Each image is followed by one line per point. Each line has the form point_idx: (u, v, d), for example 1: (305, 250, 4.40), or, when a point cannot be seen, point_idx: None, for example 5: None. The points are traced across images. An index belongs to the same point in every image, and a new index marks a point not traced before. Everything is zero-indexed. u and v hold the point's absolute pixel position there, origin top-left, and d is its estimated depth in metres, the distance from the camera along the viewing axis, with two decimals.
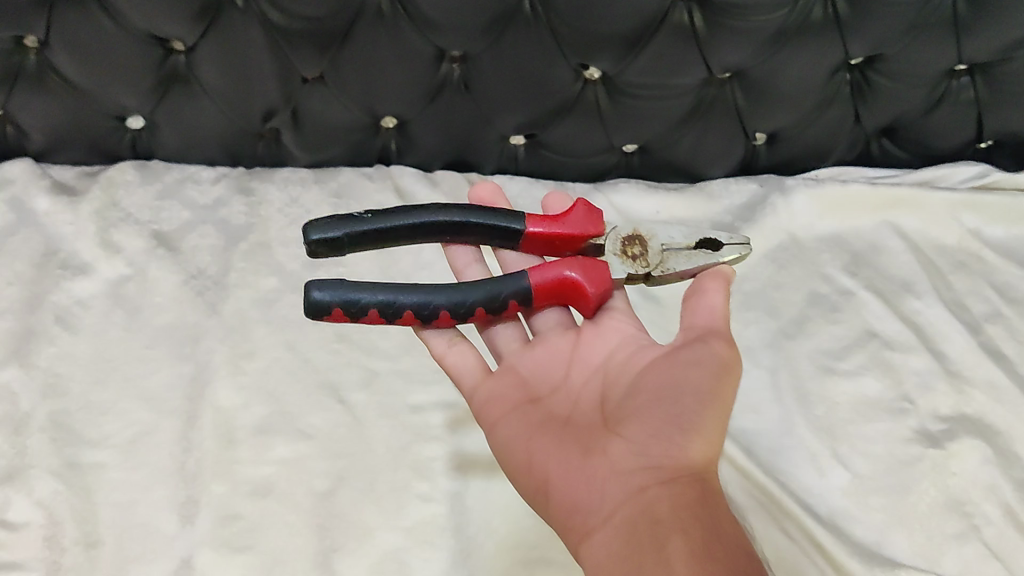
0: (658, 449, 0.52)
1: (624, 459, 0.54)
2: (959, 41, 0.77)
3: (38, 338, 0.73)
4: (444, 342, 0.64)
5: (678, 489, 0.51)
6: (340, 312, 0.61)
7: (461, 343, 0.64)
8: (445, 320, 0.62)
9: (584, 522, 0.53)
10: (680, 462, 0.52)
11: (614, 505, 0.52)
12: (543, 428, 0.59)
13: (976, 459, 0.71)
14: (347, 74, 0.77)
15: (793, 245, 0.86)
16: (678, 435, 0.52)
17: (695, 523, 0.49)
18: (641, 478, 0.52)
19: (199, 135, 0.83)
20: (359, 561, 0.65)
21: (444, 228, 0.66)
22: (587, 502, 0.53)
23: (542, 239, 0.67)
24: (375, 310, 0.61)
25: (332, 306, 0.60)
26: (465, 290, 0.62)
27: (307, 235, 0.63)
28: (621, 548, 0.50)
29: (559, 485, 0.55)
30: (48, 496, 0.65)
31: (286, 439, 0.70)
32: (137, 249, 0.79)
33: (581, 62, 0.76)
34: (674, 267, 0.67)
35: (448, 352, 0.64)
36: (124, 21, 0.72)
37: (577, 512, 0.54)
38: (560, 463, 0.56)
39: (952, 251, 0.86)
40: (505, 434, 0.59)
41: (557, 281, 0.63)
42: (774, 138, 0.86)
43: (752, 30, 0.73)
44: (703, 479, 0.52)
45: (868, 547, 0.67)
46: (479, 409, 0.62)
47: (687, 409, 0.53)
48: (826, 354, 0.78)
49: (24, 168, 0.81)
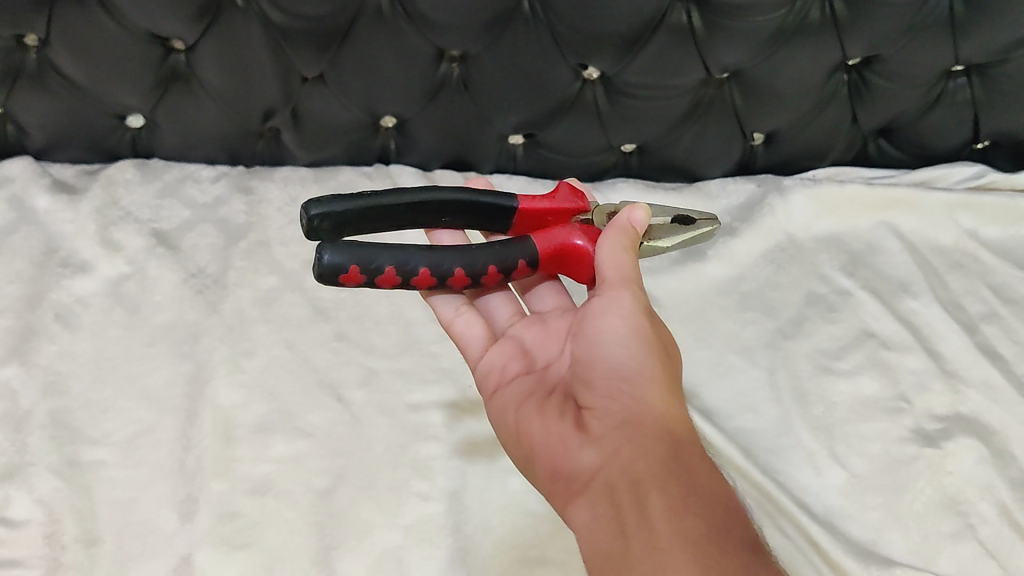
0: (624, 406, 0.53)
1: (597, 421, 0.53)
2: (956, 42, 0.77)
3: (38, 336, 0.73)
4: (452, 309, 0.66)
5: (651, 444, 0.50)
6: (355, 270, 0.57)
7: (469, 311, 0.66)
8: (459, 280, 0.60)
9: (567, 488, 0.53)
10: (645, 416, 0.52)
11: (591, 468, 0.52)
12: (528, 397, 0.59)
13: (971, 458, 0.72)
14: (347, 73, 0.77)
15: (790, 245, 0.86)
16: (634, 388, 0.54)
17: (671, 478, 0.49)
18: (612, 437, 0.52)
19: (199, 133, 0.83)
20: (359, 559, 0.65)
21: (446, 206, 0.64)
22: (566, 467, 0.53)
23: (534, 215, 0.66)
24: (391, 268, 0.57)
25: (347, 263, 0.56)
26: (476, 251, 0.61)
27: (310, 210, 0.59)
28: (602, 515, 0.50)
29: (541, 452, 0.55)
30: (48, 493, 0.65)
31: (286, 437, 0.71)
32: (137, 248, 0.79)
33: (579, 62, 0.77)
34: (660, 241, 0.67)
35: (457, 319, 0.65)
36: (124, 20, 0.72)
37: (558, 477, 0.54)
38: (541, 429, 0.56)
39: (949, 251, 0.86)
40: (497, 405, 0.60)
41: (561, 248, 0.63)
42: (772, 138, 0.87)
43: (749, 30, 0.73)
44: (672, 431, 0.52)
45: (864, 545, 0.68)
46: (478, 379, 0.63)
47: (636, 363, 0.55)
48: (823, 354, 0.79)
49: (24, 166, 0.82)
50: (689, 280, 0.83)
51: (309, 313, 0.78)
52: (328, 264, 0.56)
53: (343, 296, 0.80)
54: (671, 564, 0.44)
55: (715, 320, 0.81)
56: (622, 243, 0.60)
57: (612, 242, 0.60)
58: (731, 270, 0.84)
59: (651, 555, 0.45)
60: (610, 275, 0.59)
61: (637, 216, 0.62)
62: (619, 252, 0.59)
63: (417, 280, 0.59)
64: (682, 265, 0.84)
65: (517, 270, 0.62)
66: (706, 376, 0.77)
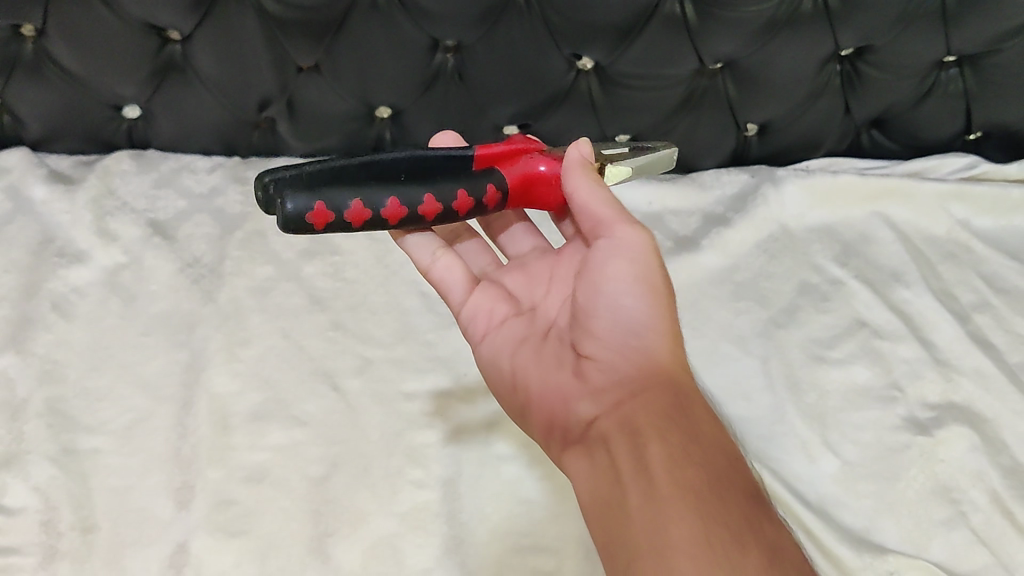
0: (626, 357, 0.54)
1: (596, 372, 0.55)
2: (947, 33, 0.78)
3: (35, 325, 0.74)
4: (430, 253, 0.63)
5: (651, 393, 0.52)
6: (320, 208, 0.51)
7: (447, 254, 0.64)
8: (431, 209, 0.55)
9: (563, 437, 0.56)
10: (647, 368, 0.54)
11: (589, 419, 0.54)
12: (523, 346, 0.60)
13: (963, 446, 0.72)
14: (342, 64, 0.78)
15: (784, 235, 0.87)
16: (640, 341, 0.55)
17: (672, 429, 0.50)
18: (612, 389, 0.54)
19: (194, 124, 0.83)
20: (354, 546, 0.65)
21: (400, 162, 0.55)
22: (564, 416, 0.56)
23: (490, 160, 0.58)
24: (357, 202, 0.52)
25: (313, 200, 0.50)
26: (443, 176, 0.55)
27: (261, 176, 0.51)
28: (599, 461, 0.51)
29: (539, 401, 0.57)
30: (44, 481, 0.65)
31: (281, 425, 0.71)
32: (134, 238, 0.80)
33: (573, 52, 0.77)
34: (625, 162, 0.64)
35: (435, 262, 0.63)
36: (120, 10, 0.72)
37: (555, 425, 0.56)
38: (539, 379, 0.58)
39: (941, 242, 0.87)
40: (489, 353, 0.61)
41: (531, 176, 0.60)
42: (766, 128, 0.87)
43: (742, 20, 0.74)
44: (676, 380, 0.53)
45: (856, 532, 0.68)
46: (466, 324, 0.63)
47: (642, 316, 0.55)
48: (816, 342, 0.79)
49: (21, 157, 0.82)
50: (683, 269, 0.83)
51: (305, 302, 0.79)
52: (293, 209, 0.50)
53: (338, 286, 0.80)
54: (669, 511, 0.45)
55: (709, 310, 0.81)
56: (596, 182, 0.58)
57: (585, 184, 0.58)
58: (725, 260, 0.85)
59: (650, 504, 0.46)
60: (612, 212, 0.57)
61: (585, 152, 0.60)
62: (602, 193, 0.57)
63: (388, 214, 0.53)
64: (675, 255, 0.84)
65: (487, 196, 0.57)
66: (699, 364, 0.77)
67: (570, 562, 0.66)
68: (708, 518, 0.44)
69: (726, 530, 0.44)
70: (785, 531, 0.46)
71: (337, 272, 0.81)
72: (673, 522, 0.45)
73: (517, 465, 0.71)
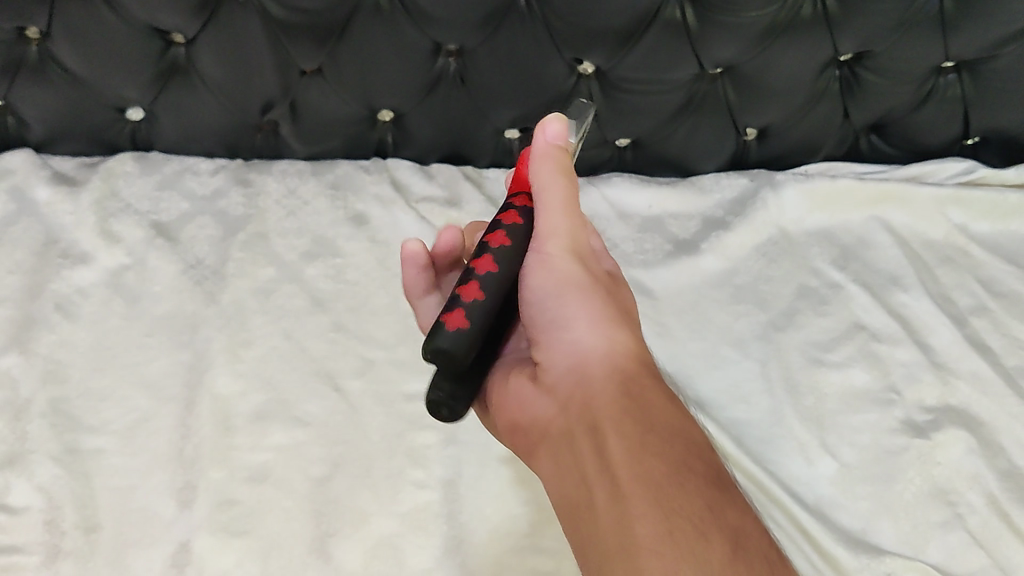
0: (570, 353, 0.54)
1: (548, 373, 0.56)
2: (946, 39, 0.79)
3: (38, 325, 0.74)
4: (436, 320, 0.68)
5: (598, 382, 0.52)
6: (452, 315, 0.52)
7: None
8: (498, 238, 0.57)
9: (529, 441, 0.56)
10: (589, 360, 0.53)
11: (548, 416, 0.54)
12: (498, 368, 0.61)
13: (960, 449, 0.73)
14: (346, 68, 0.78)
15: (783, 239, 0.87)
16: (581, 333, 0.55)
17: (626, 417, 0.49)
18: (564, 386, 0.54)
19: (198, 126, 0.84)
20: (355, 546, 0.66)
21: None
22: (525, 419, 0.56)
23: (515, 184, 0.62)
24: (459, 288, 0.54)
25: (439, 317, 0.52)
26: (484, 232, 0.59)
27: None
28: (563, 464, 0.51)
29: (502, 411, 0.58)
30: (48, 480, 0.66)
31: (284, 425, 0.71)
32: (137, 239, 0.80)
33: (575, 57, 0.78)
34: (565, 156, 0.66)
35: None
36: (125, 13, 0.73)
37: (520, 433, 0.56)
38: (503, 391, 0.58)
39: (939, 246, 0.88)
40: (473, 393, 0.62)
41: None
42: (765, 133, 0.88)
43: (742, 25, 0.75)
44: (622, 368, 0.53)
45: (854, 534, 0.69)
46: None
47: (573, 310, 0.56)
48: (815, 346, 0.80)
49: (24, 158, 0.83)
50: (684, 272, 0.84)
51: (307, 304, 0.79)
52: (443, 333, 0.51)
53: (340, 288, 0.81)
54: (633, 509, 0.44)
55: (709, 313, 0.82)
56: (557, 170, 0.57)
57: (546, 175, 0.57)
58: (725, 263, 0.85)
59: (614, 505, 0.45)
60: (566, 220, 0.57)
61: (554, 131, 0.58)
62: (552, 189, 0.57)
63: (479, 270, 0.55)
64: (676, 258, 0.85)
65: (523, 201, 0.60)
66: (699, 366, 0.78)
67: (569, 564, 0.66)
68: (671, 511, 0.44)
69: (689, 522, 0.43)
70: (748, 515, 0.45)
71: (339, 274, 0.81)
72: (636, 519, 0.44)
73: (517, 467, 0.71)
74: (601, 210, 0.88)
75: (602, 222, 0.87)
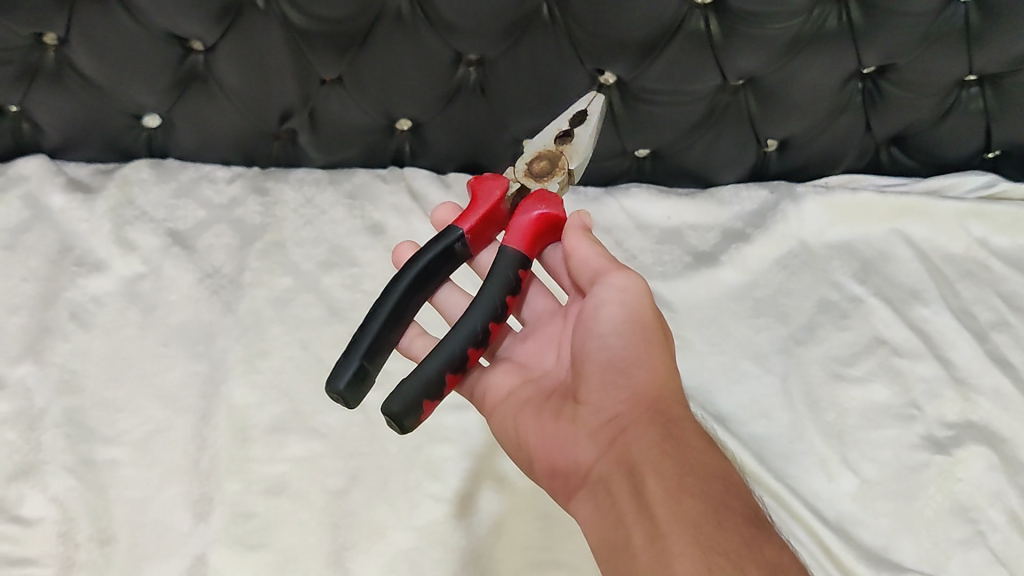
0: (617, 397, 0.55)
1: (590, 415, 0.56)
2: (970, 52, 0.78)
3: (53, 334, 0.73)
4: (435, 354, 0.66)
5: (640, 427, 0.52)
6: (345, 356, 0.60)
7: None
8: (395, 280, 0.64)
9: (567, 485, 0.55)
10: (638, 402, 0.54)
11: (588, 460, 0.54)
12: (526, 403, 0.61)
13: (982, 466, 0.72)
14: (366, 76, 0.78)
15: (803, 251, 0.86)
16: (622, 378, 0.56)
17: (667, 460, 0.49)
18: (606, 431, 0.54)
19: (215, 134, 0.83)
20: (372, 560, 0.65)
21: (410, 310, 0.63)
22: (564, 463, 0.55)
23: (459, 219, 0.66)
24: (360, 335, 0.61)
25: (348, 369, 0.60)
26: None
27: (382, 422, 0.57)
28: (601, 507, 0.51)
29: (538, 451, 0.57)
30: (63, 492, 0.65)
31: (300, 437, 0.71)
32: (153, 247, 0.80)
33: (597, 67, 0.77)
34: (578, 146, 0.68)
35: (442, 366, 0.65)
36: (145, 21, 0.72)
37: (557, 475, 0.56)
38: (538, 432, 0.58)
39: (960, 260, 0.87)
40: (500, 427, 0.61)
41: (533, 229, 0.63)
42: (786, 145, 0.87)
43: (766, 38, 0.74)
44: (666, 409, 0.54)
45: (875, 551, 0.68)
46: (486, 402, 0.63)
47: (620, 352, 0.57)
48: (835, 360, 0.79)
49: (39, 164, 0.82)
50: (703, 285, 0.83)
51: (323, 314, 0.78)
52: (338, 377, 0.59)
53: (357, 298, 0.80)
54: (673, 547, 0.44)
55: (728, 326, 0.81)
56: (583, 234, 0.62)
57: (578, 237, 0.62)
58: (744, 275, 0.85)
59: (653, 545, 0.45)
60: (604, 261, 0.60)
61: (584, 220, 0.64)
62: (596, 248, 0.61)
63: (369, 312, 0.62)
64: (694, 270, 0.84)
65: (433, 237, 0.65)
66: (719, 382, 0.78)
67: None
68: (711, 549, 0.44)
69: (727, 557, 0.43)
70: (786, 550, 0.45)
71: (355, 283, 0.80)
72: (677, 556, 0.44)
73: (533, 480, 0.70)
74: (618, 220, 0.88)
75: (620, 232, 0.87)
